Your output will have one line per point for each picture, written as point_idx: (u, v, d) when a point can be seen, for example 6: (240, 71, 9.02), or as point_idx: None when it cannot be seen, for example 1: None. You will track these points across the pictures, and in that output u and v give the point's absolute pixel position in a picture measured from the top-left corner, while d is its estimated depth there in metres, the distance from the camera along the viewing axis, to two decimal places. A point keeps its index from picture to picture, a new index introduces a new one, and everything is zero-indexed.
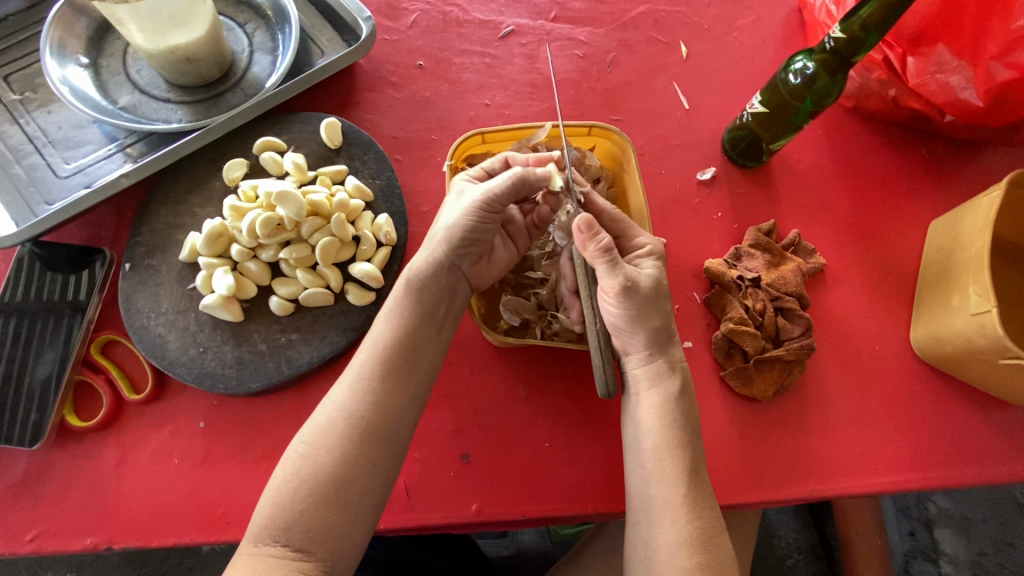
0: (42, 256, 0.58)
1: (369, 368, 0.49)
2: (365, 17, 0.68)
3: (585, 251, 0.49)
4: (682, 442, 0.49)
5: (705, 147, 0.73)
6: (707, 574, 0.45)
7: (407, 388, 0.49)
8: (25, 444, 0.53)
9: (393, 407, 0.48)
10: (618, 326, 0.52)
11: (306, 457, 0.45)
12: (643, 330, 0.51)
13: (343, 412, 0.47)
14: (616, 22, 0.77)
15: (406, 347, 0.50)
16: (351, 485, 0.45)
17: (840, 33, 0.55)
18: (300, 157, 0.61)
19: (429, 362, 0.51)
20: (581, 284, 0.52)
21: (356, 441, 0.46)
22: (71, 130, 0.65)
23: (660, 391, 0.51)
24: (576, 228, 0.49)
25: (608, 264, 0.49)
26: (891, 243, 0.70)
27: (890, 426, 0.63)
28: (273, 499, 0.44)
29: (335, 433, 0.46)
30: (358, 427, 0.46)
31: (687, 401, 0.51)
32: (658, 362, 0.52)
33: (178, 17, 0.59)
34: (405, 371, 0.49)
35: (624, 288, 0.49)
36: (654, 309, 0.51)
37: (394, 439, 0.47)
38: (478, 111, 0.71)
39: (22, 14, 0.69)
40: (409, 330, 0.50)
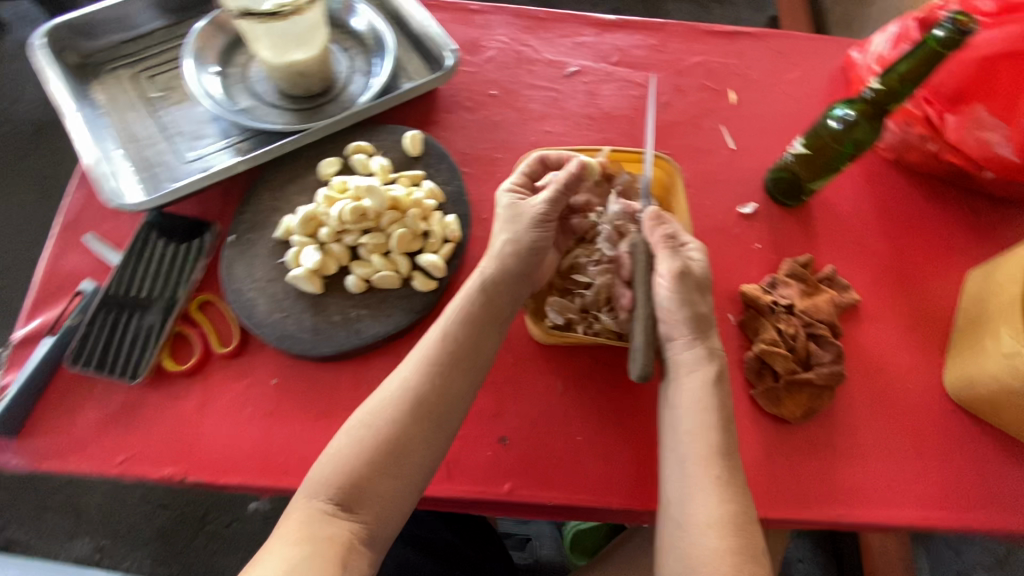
0: (161, 223, 0.67)
1: (435, 355, 0.55)
2: (451, 50, 0.79)
3: (652, 236, 0.58)
4: (717, 425, 0.54)
5: (748, 183, 0.78)
6: (735, 554, 0.50)
7: (467, 379, 0.56)
8: (125, 377, 0.61)
9: (452, 394, 0.55)
10: (667, 309, 0.57)
11: (366, 427, 0.52)
12: (689, 314, 0.56)
13: (408, 396, 0.53)
14: (672, 69, 0.86)
15: (470, 346, 0.57)
16: (402, 454, 0.51)
17: (880, 85, 0.61)
18: (386, 160, 0.71)
19: (488, 358, 0.58)
20: (637, 269, 0.57)
21: (416, 421, 0.52)
22: (197, 125, 0.76)
23: (699, 375, 0.56)
24: (650, 217, 0.59)
25: (669, 250, 0.58)
26: (926, 289, 0.73)
27: (917, 462, 0.64)
28: (331, 461, 0.51)
29: (397, 408, 0.53)
30: (423, 410, 0.53)
31: (722, 387, 0.56)
32: (699, 348, 0.57)
33: (303, 39, 0.71)
34: (466, 364, 0.56)
35: (680, 273, 0.56)
36: (700, 297, 0.57)
37: (447, 423, 0.54)
38: (540, 137, 0.80)
39: (168, 29, 0.83)
40: (476, 330, 0.58)
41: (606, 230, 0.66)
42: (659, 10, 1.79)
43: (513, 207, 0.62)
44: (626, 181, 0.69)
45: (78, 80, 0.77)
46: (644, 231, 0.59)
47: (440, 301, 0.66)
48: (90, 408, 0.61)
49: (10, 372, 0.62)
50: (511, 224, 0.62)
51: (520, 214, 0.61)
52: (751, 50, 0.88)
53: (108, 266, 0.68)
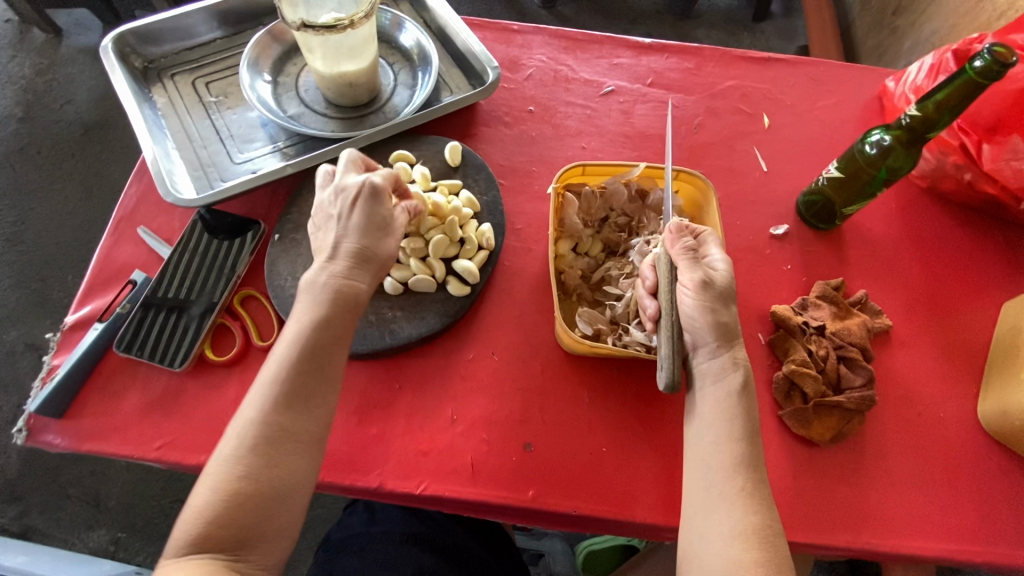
0: (209, 221, 0.71)
1: (274, 380, 0.53)
2: (493, 67, 0.82)
3: (671, 247, 0.59)
4: (743, 436, 0.54)
5: (779, 206, 0.79)
6: (760, 567, 0.49)
7: (317, 401, 0.54)
8: (167, 365, 0.63)
9: (306, 421, 0.53)
10: (691, 319, 0.57)
11: (236, 464, 0.49)
12: (714, 323, 0.56)
13: (256, 425, 0.51)
14: (706, 91, 0.88)
15: (307, 365, 0.54)
16: (275, 488, 0.50)
17: (917, 111, 0.62)
18: (426, 169, 0.73)
19: (325, 373, 0.55)
20: (663, 280, 0.58)
21: (275, 451, 0.50)
22: (248, 129, 0.80)
23: (724, 386, 0.56)
24: (671, 228, 0.59)
25: (690, 261, 0.57)
26: (960, 318, 0.73)
27: (949, 494, 0.63)
28: (200, 508, 0.48)
29: (252, 440, 0.50)
30: (283, 439, 0.51)
31: (748, 398, 0.56)
32: (725, 357, 0.57)
33: (354, 51, 0.74)
34: (303, 384, 0.53)
35: (702, 283, 0.56)
36: (723, 307, 0.57)
37: (306, 447, 0.52)
38: (575, 152, 0.82)
39: (227, 39, 0.88)
40: (319, 350, 0.54)
41: (638, 245, 0.68)
42: (689, 36, 1.83)
43: (364, 188, 0.58)
44: (661, 197, 0.70)
45: (140, 82, 0.82)
46: (667, 242, 0.59)
47: (472, 305, 0.69)
48: (133, 393, 0.63)
49: (59, 355, 0.65)
50: (366, 234, 0.58)
51: (378, 224, 0.59)
52: (785, 76, 0.89)
53: (158, 258, 0.71)
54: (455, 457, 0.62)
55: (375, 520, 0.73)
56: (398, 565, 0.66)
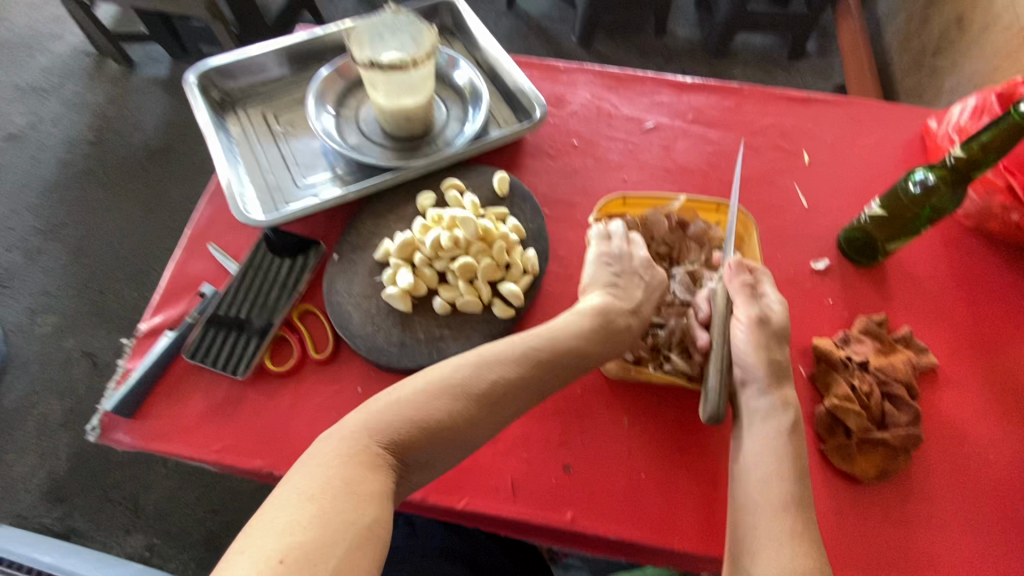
0: (275, 239, 0.76)
1: (479, 392, 0.50)
2: (540, 103, 0.86)
3: (729, 281, 0.62)
4: (791, 474, 0.54)
5: (820, 240, 0.80)
6: None
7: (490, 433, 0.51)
8: (231, 373, 0.68)
9: (471, 439, 0.49)
10: (743, 355, 0.59)
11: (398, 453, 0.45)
12: (764, 360, 0.58)
13: (472, 387, 0.50)
14: (746, 129, 0.90)
15: (554, 363, 0.55)
16: (448, 444, 0.48)
17: (961, 153, 0.63)
18: (476, 198, 0.77)
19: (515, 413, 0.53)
20: (716, 316, 0.61)
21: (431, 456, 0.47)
22: (311, 157, 0.86)
23: (773, 423, 0.56)
24: (730, 265, 0.63)
25: (747, 298, 0.61)
26: (1011, 359, 0.71)
27: (1001, 540, 0.61)
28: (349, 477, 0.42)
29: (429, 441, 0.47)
30: (483, 404, 0.50)
31: (797, 437, 0.56)
32: (774, 396, 0.58)
33: (413, 88, 0.80)
34: (499, 414, 0.51)
35: (758, 320, 0.60)
36: (778, 346, 0.60)
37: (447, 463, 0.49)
38: (616, 184, 0.85)
39: (295, 75, 0.95)
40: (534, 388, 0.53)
41: (680, 275, 0.69)
42: (724, 74, 1.87)
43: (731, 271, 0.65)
44: (702, 228, 0.71)
45: (217, 113, 0.89)
46: (724, 276, 0.63)
47: (515, 327, 0.71)
48: (197, 398, 0.68)
49: (133, 359, 0.70)
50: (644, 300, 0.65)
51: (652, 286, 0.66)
52: (825, 115, 0.91)
53: (226, 273, 0.76)
54: (496, 475, 0.64)
55: (417, 534, 0.73)
56: None
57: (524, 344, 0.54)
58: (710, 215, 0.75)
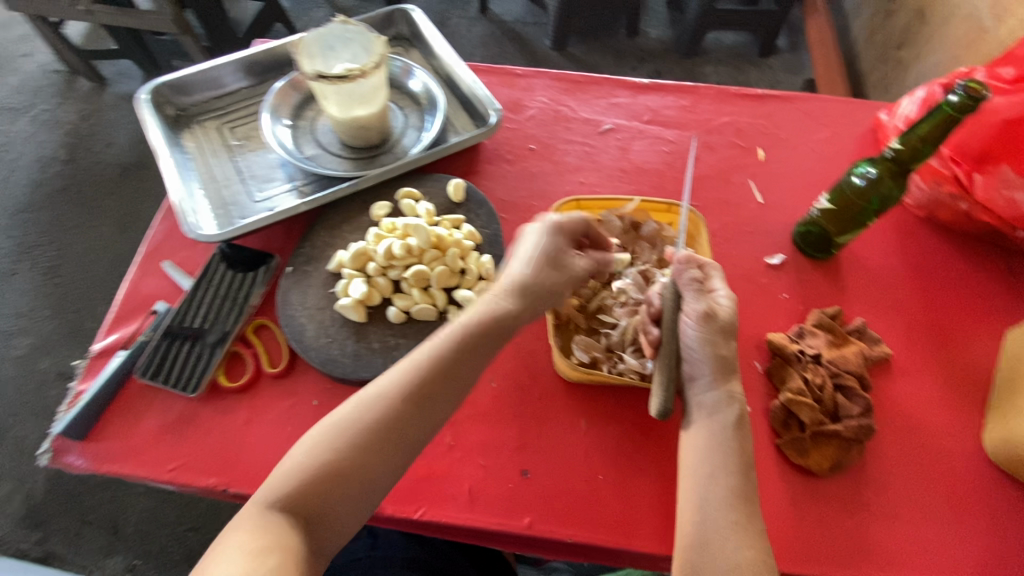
0: (229, 254, 0.75)
1: (402, 386, 0.55)
2: (495, 109, 0.87)
3: (679, 277, 0.60)
4: (736, 470, 0.55)
5: (775, 236, 0.80)
6: None
7: (433, 414, 0.55)
8: (184, 391, 0.67)
9: (413, 425, 0.54)
10: (690, 349, 0.58)
11: (330, 450, 0.52)
12: (712, 356, 0.57)
13: (371, 417, 0.53)
14: (702, 127, 0.91)
15: (448, 371, 0.56)
16: (387, 444, 0.53)
17: (900, 145, 0.64)
18: (431, 206, 0.77)
19: (456, 392, 0.57)
20: (665, 306, 0.59)
21: (375, 447, 0.52)
22: (267, 169, 0.86)
23: (719, 419, 0.57)
24: (679, 258, 0.61)
25: (695, 291, 0.59)
26: (964, 347, 0.72)
27: (956, 528, 0.62)
28: (291, 472, 0.51)
29: (359, 435, 0.52)
30: (383, 431, 0.53)
31: (742, 432, 0.57)
32: (720, 391, 0.58)
33: (365, 97, 0.80)
34: (435, 397, 0.55)
35: (705, 315, 0.58)
36: (724, 340, 0.58)
37: (404, 449, 0.53)
38: (574, 187, 0.85)
39: (251, 88, 0.95)
40: (459, 366, 0.56)
41: (633, 275, 0.70)
42: (695, 73, 1.88)
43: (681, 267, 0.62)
44: (653, 229, 0.73)
45: (172, 129, 0.89)
46: (673, 271, 0.61)
47: None
48: (150, 418, 0.67)
49: (84, 380, 0.69)
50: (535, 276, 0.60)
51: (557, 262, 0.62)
52: (779, 112, 0.92)
53: (180, 289, 0.76)
54: (453, 483, 0.64)
55: (379, 545, 0.73)
56: None
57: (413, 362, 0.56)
58: (661, 215, 0.77)
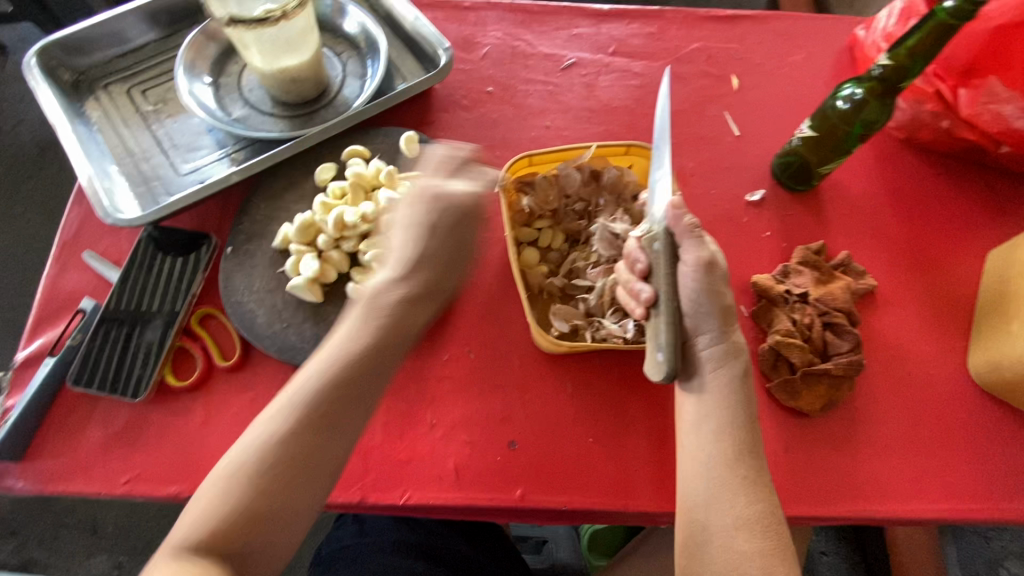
0: (158, 238, 0.67)
1: (307, 391, 0.48)
2: (444, 48, 0.77)
3: (675, 225, 0.54)
4: (743, 421, 0.53)
5: (754, 170, 0.76)
6: (766, 557, 0.48)
7: (349, 426, 0.49)
8: (127, 396, 0.60)
9: (327, 442, 0.48)
10: (692, 302, 0.54)
11: (234, 476, 0.46)
12: (716, 306, 0.54)
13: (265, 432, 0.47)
14: (671, 56, 0.84)
15: (354, 382, 0.49)
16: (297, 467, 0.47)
17: (888, 61, 0.59)
18: (381, 163, 0.68)
19: (367, 402, 0.50)
20: (660, 262, 0.54)
21: (279, 470, 0.46)
22: (191, 136, 0.75)
23: (726, 371, 0.54)
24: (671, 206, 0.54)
25: (694, 239, 0.54)
26: (946, 271, 0.71)
27: (941, 453, 0.62)
28: (201, 510, 0.45)
29: (256, 456, 0.46)
30: (288, 459, 0.46)
31: (748, 382, 0.55)
32: (726, 343, 0.55)
33: (292, 43, 0.70)
34: (341, 406, 0.49)
35: (707, 263, 0.54)
36: (725, 288, 0.55)
37: (319, 472, 0.48)
38: (539, 132, 0.78)
39: (160, 42, 0.82)
40: (370, 366, 0.50)
41: (601, 231, 0.65)
42: None
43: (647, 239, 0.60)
44: (615, 176, 0.66)
45: (71, 97, 0.76)
46: (666, 221, 0.54)
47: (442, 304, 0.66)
48: (95, 428, 0.60)
49: (12, 395, 0.61)
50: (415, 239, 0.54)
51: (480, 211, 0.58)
52: (752, 34, 0.86)
53: (108, 282, 0.67)
54: (437, 463, 0.60)
55: (364, 531, 0.71)
56: None
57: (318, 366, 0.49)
58: (620, 158, 0.70)
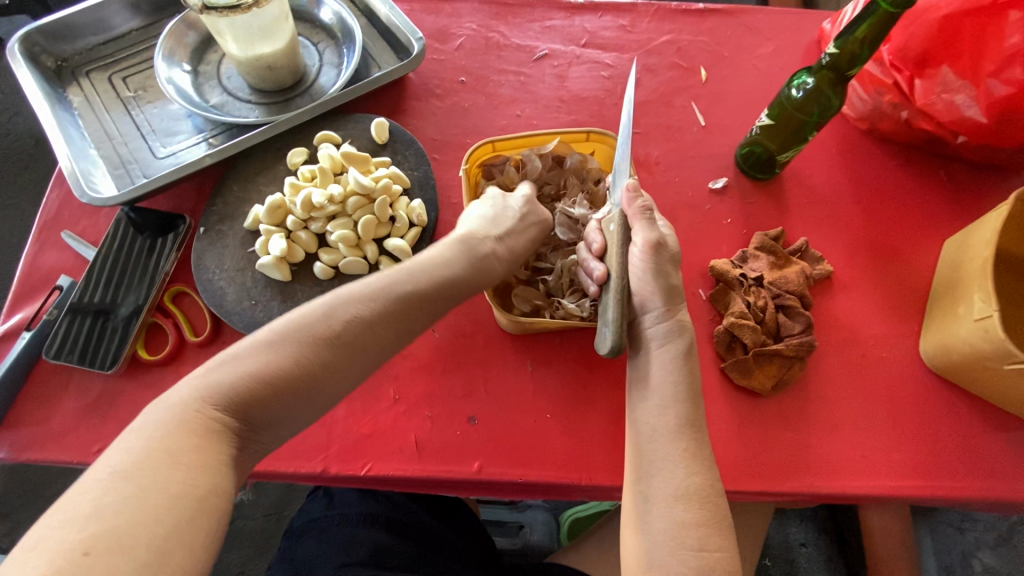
0: (135, 219, 0.69)
1: (321, 322, 0.46)
2: (417, 38, 0.79)
3: (628, 207, 0.57)
4: (686, 396, 0.54)
5: (718, 159, 0.78)
6: (703, 526, 0.50)
7: (360, 364, 0.47)
8: (98, 368, 0.62)
9: (333, 375, 0.45)
10: (639, 282, 0.57)
11: (219, 397, 0.41)
12: (661, 286, 0.56)
13: (252, 379, 0.42)
14: (642, 48, 0.86)
15: (375, 323, 0.48)
16: (291, 394, 0.44)
17: (836, 50, 0.61)
18: (333, 150, 0.69)
19: (380, 347, 0.49)
20: (614, 242, 0.55)
21: (272, 394, 0.43)
22: (169, 122, 0.77)
23: (670, 348, 0.56)
24: (626, 186, 0.57)
25: (646, 221, 0.57)
26: (903, 258, 0.73)
27: (890, 432, 0.64)
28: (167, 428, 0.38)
29: (252, 378, 0.42)
30: (285, 384, 0.43)
31: (692, 360, 0.56)
32: (671, 321, 0.56)
33: (267, 31, 0.71)
34: (355, 346, 0.47)
35: (655, 243, 0.56)
36: (673, 269, 0.57)
37: (315, 401, 0.45)
38: (509, 121, 0.80)
39: (142, 31, 0.84)
40: (399, 314, 0.50)
41: (558, 216, 0.66)
42: None
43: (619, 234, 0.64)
44: (578, 161, 0.68)
45: (54, 83, 0.79)
46: (621, 203, 0.57)
47: None
48: (69, 400, 0.62)
49: None
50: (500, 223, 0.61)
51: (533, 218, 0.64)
52: (721, 27, 0.87)
53: (86, 261, 0.69)
54: (399, 436, 0.62)
55: (334, 504, 0.73)
56: (353, 545, 0.66)
57: (327, 315, 0.46)
58: (583, 144, 0.70)
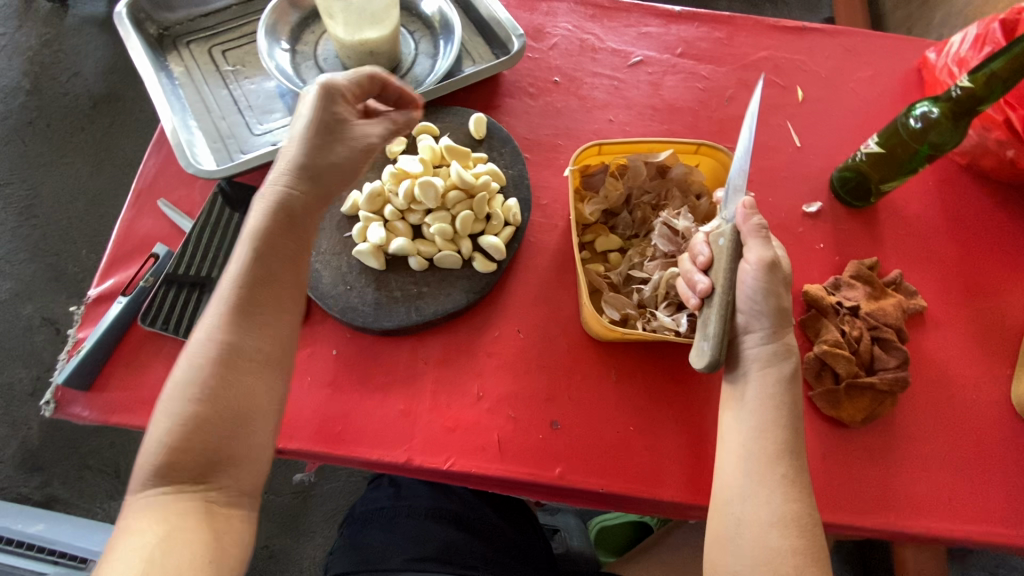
0: (229, 193, 0.70)
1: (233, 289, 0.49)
2: (518, 35, 0.79)
3: (742, 223, 0.55)
4: (787, 421, 0.54)
5: (813, 182, 0.76)
6: (799, 553, 0.49)
7: (282, 312, 0.51)
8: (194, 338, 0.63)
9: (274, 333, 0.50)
10: (749, 300, 0.55)
11: (185, 392, 0.46)
12: (772, 307, 0.55)
13: (173, 439, 0.44)
14: (737, 63, 0.84)
15: (265, 269, 0.51)
16: (247, 363, 0.48)
17: (968, 82, 0.60)
18: (433, 141, 0.70)
19: (285, 286, 0.52)
20: (723, 257, 0.54)
21: (231, 369, 0.47)
22: (266, 99, 0.77)
23: (772, 372, 0.55)
24: (742, 204, 0.55)
25: (761, 240, 0.54)
26: (997, 299, 0.71)
27: (977, 477, 0.63)
28: (162, 434, 0.45)
29: (208, 365, 0.47)
30: (238, 357, 0.48)
31: (795, 386, 0.55)
32: (775, 344, 0.56)
33: (376, 17, 0.72)
34: (266, 299, 0.51)
35: (770, 263, 0.54)
36: (784, 290, 0.55)
37: (275, 360, 0.50)
38: (602, 125, 0.79)
39: (242, 5, 0.84)
40: (270, 246, 0.52)
41: (660, 227, 0.66)
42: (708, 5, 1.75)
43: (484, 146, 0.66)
44: (684, 173, 0.67)
45: (156, 51, 0.79)
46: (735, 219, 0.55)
47: (497, 283, 0.68)
48: (160, 367, 0.63)
49: (84, 328, 0.65)
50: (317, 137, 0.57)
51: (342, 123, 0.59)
52: (819, 47, 0.86)
53: (180, 231, 0.70)
54: (481, 434, 0.62)
55: (401, 495, 0.73)
56: (425, 539, 0.67)
57: (200, 361, 0.47)
58: (689, 156, 0.70)
